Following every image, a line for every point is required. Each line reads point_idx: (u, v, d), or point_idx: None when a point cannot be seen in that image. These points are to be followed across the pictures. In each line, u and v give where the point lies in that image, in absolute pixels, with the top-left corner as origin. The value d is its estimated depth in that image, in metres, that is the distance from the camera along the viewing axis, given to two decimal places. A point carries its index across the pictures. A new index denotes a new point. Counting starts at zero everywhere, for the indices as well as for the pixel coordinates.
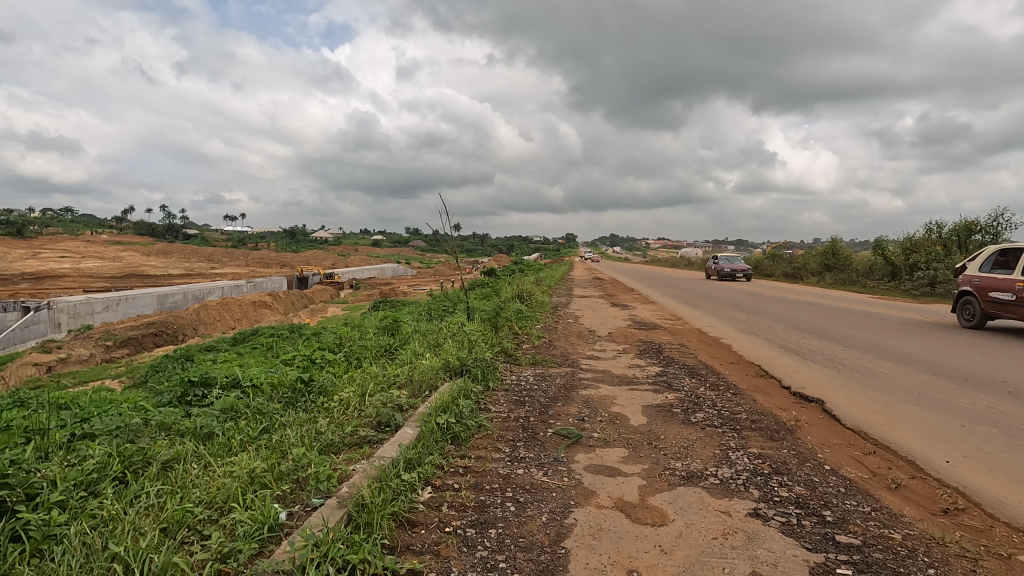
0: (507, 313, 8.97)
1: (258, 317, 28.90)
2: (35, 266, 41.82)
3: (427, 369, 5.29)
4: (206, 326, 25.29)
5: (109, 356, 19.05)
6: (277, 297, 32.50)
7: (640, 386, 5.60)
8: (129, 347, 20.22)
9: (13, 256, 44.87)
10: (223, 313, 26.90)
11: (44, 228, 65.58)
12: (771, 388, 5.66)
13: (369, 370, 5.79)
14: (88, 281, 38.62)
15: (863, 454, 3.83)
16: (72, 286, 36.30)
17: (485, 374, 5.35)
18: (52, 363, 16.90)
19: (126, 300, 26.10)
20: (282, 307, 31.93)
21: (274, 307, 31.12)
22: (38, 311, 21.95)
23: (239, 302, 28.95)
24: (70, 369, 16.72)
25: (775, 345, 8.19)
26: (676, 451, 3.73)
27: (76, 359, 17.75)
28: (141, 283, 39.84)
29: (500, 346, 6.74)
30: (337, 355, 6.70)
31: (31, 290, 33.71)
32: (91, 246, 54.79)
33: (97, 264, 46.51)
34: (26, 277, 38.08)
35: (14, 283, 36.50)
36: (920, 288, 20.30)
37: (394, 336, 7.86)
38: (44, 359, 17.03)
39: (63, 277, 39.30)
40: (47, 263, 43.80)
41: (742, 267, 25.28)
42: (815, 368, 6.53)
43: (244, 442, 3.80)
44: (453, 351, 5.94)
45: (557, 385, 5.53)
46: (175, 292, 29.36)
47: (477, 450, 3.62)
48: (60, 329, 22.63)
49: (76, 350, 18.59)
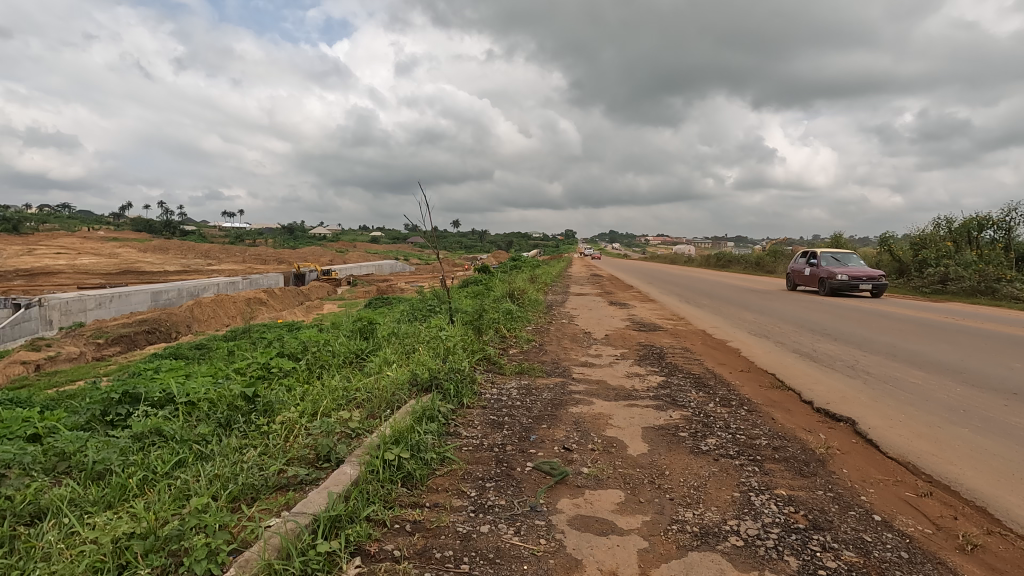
0: (494, 314, 8.22)
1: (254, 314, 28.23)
2: (30, 263, 41.10)
3: (392, 385, 4.54)
4: (200, 323, 24.59)
5: (100, 354, 18.32)
6: (274, 293, 31.84)
7: (639, 401, 4.84)
8: (121, 346, 19.50)
9: (7, 253, 43.92)
10: (217, 310, 26.10)
11: (41, 225, 64.59)
12: (792, 405, 4.89)
13: (328, 383, 5.04)
14: (84, 278, 37.94)
15: (916, 496, 3.09)
16: (65, 283, 35.36)
17: (459, 390, 4.58)
18: (40, 362, 16.14)
19: (118, 297, 25.32)
20: (279, 305, 31.17)
21: (269, 303, 30.34)
22: (30, 308, 21.25)
23: (234, 298, 28.25)
24: (59, 368, 15.97)
25: (787, 350, 7.43)
26: (685, 494, 2.98)
27: (67, 358, 17.03)
28: (137, 280, 39.16)
29: (481, 353, 5.96)
30: (299, 363, 5.93)
31: (22, 287, 32.77)
32: (89, 242, 54.15)
33: (93, 260, 45.83)
34: (21, 273, 37.39)
35: (7, 280, 35.62)
36: (932, 285, 19.44)
37: (368, 340, 7.07)
38: (32, 358, 16.33)
39: (59, 273, 38.61)
40: (43, 259, 43.07)
41: (866, 272, 15.82)
42: (838, 378, 5.77)
43: (148, 480, 3.08)
44: (425, 361, 5.18)
45: (543, 401, 4.76)
46: (169, 289, 28.62)
47: (434, 495, 2.87)
48: (51, 327, 21.84)
49: (66, 348, 17.93)
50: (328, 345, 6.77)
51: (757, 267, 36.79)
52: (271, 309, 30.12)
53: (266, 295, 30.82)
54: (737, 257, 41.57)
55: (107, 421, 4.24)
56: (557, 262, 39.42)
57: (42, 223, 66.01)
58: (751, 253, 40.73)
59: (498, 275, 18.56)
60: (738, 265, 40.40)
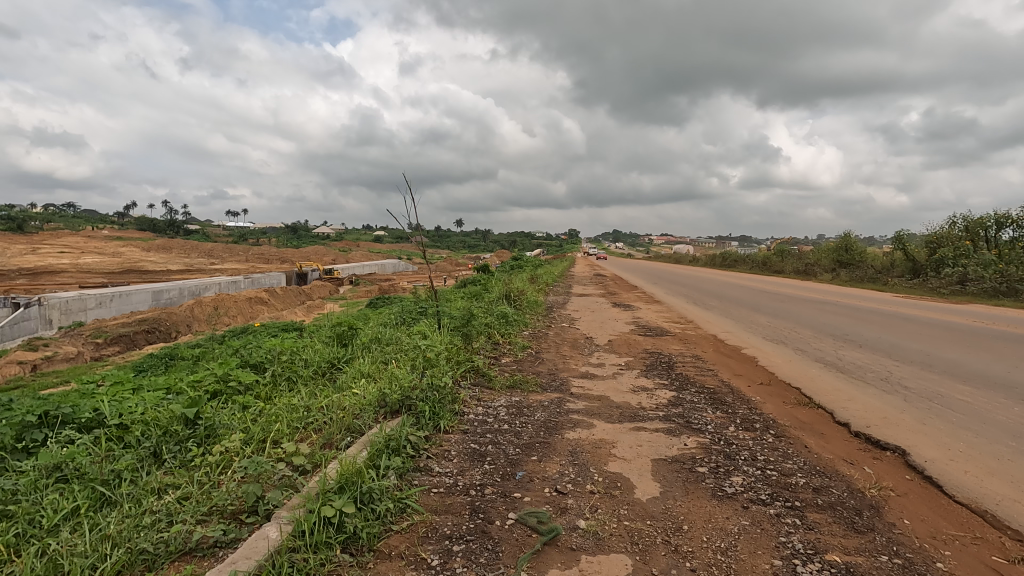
0: (488, 318, 7.55)
1: (254, 313, 27.67)
2: (33, 262, 40.59)
3: (357, 406, 3.88)
4: (200, 323, 23.99)
5: (98, 355, 17.77)
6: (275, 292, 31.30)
7: (648, 424, 4.16)
8: (120, 346, 18.94)
9: (9, 252, 43.48)
10: (217, 310, 25.49)
11: (45, 223, 64.24)
12: (826, 430, 4.20)
13: (289, 400, 4.41)
14: (86, 277, 37.40)
15: (1006, 562, 2.41)
16: (65, 283, 34.82)
17: (435, 411, 3.92)
18: (36, 362, 15.62)
19: (118, 296, 24.75)
20: (280, 305, 30.57)
21: (270, 303, 29.70)
22: (29, 307, 20.69)
23: (235, 297, 27.66)
24: (56, 368, 15.44)
25: (810, 359, 6.71)
26: (712, 562, 2.30)
27: (64, 358, 16.47)
28: (139, 280, 38.65)
29: (468, 365, 5.28)
30: (262, 375, 5.27)
31: (24, 286, 32.28)
32: (93, 242, 53.63)
33: (97, 259, 45.36)
34: (24, 272, 36.87)
35: (10, 279, 35.10)
36: (949, 286, 18.66)
37: (346, 347, 6.41)
38: (29, 358, 15.79)
39: (60, 273, 38.07)
40: (46, 259, 42.58)
41: None
42: (874, 394, 5.08)
43: (25, 540, 2.43)
44: (399, 374, 4.53)
45: (535, 423, 4.08)
46: (170, 288, 28.06)
47: (381, 566, 2.20)
48: (50, 327, 21.27)
49: (64, 348, 17.37)
50: (301, 351, 6.11)
51: (764, 267, 35.89)
52: (271, 309, 29.49)
53: (266, 294, 30.19)
54: (743, 257, 40.66)
55: (20, 446, 3.59)
56: (560, 262, 38.68)
57: (46, 222, 65.62)
58: (756, 252, 39.85)
59: (499, 274, 17.90)
60: (745, 265, 39.47)
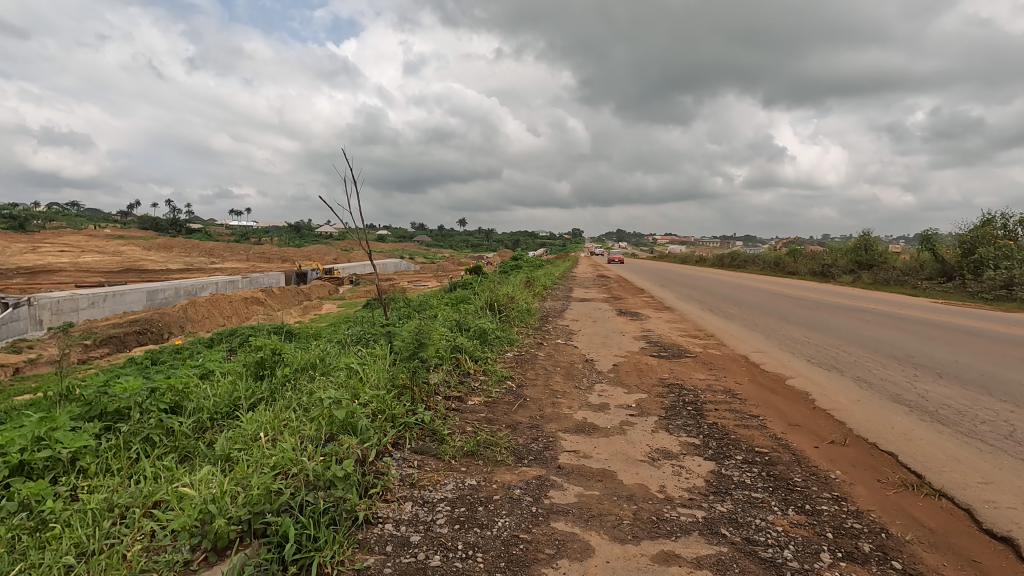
0: (460, 339, 5.90)
1: (250, 314, 26.06)
2: (32, 261, 39.15)
3: (170, 531, 2.20)
4: (194, 325, 22.36)
5: (87, 356, 16.17)
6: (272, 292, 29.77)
7: (689, 547, 2.46)
8: (110, 347, 17.40)
9: (13, 251, 41.89)
10: (211, 310, 23.87)
11: (49, 223, 62.97)
12: (985, 559, 2.48)
13: (104, 493, 2.74)
14: (83, 276, 35.96)
15: None
16: (63, 282, 33.24)
17: (313, 535, 2.25)
18: (19, 365, 14.21)
19: (113, 296, 23.14)
20: (277, 305, 28.96)
21: (268, 304, 28.09)
22: (18, 307, 19.15)
23: (230, 297, 25.95)
24: (39, 372, 13.99)
25: (883, 398, 5.02)
26: None
27: (48, 360, 15.08)
28: (137, 279, 37.21)
29: (407, 422, 3.61)
30: (110, 437, 3.60)
31: (23, 286, 30.71)
32: (95, 241, 52.17)
33: (97, 258, 43.81)
34: (22, 271, 35.33)
35: (6, 278, 33.56)
36: (993, 290, 16.83)
37: (262, 383, 4.76)
38: (10, 360, 14.39)
39: (59, 272, 36.65)
40: (46, 258, 41.10)
41: None
42: (1015, 469, 3.38)
43: None
44: (280, 450, 2.83)
45: (490, 551, 2.37)
46: (166, 288, 26.36)
47: None
48: (40, 328, 19.70)
49: (50, 350, 15.89)
50: (195, 392, 4.44)
51: (777, 268, 33.95)
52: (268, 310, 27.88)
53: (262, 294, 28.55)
54: (752, 257, 38.92)
55: None
56: (561, 262, 36.92)
57: (49, 220, 64.24)
58: (767, 252, 37.97)
59: (495, 277, 16.31)
60: (754, 265, 37.63)
